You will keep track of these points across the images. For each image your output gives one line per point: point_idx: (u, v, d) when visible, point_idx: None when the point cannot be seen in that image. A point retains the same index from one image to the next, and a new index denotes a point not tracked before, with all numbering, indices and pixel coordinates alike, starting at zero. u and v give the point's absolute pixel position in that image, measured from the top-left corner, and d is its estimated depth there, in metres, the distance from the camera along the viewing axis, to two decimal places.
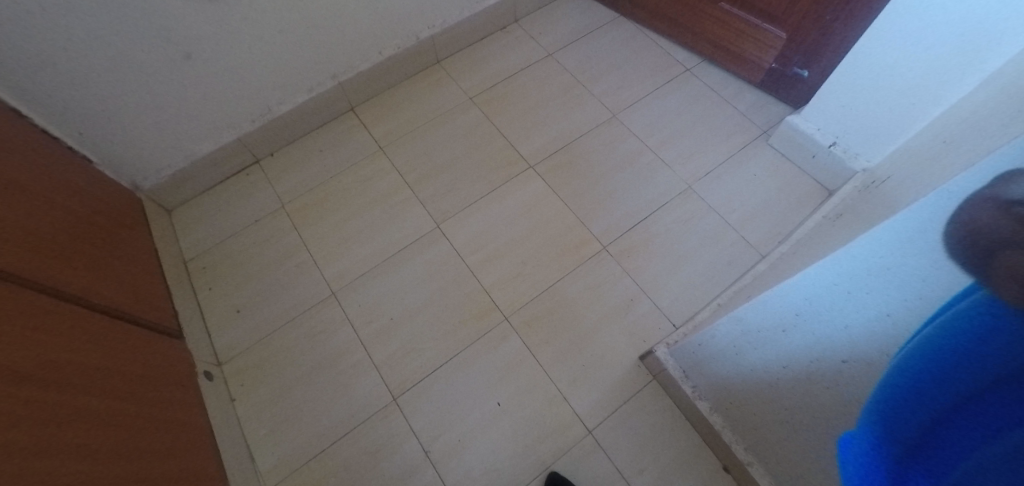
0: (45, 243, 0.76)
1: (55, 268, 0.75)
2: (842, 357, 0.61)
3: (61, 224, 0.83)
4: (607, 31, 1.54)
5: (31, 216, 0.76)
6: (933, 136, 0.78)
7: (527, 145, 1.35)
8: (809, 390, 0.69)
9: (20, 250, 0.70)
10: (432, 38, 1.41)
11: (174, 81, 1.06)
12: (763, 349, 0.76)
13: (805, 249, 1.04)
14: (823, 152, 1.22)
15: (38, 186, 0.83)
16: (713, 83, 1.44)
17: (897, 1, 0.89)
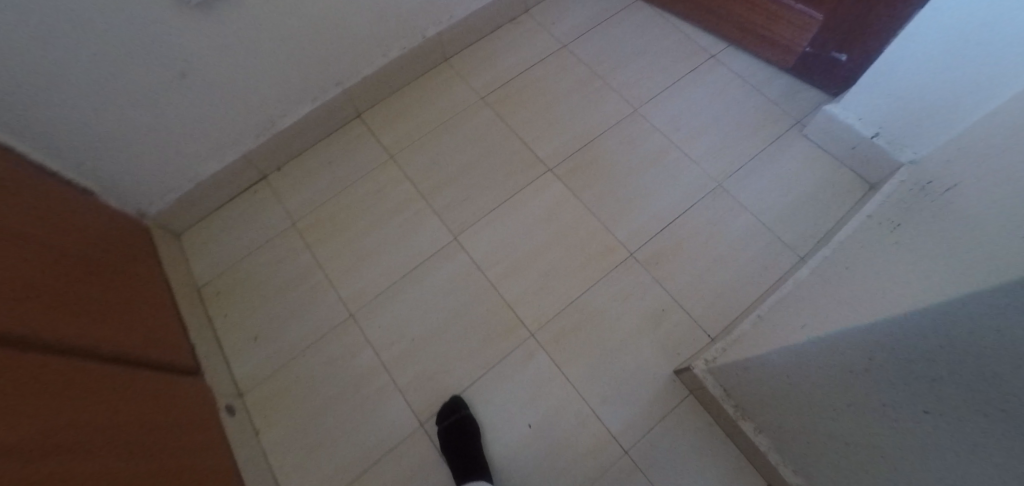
0: (55, 294, 0.72)
1: (69, 321, 0.71)
2: (914, 413, 0.51)
3: (69, 271, 0.79)
4: (623, 16, 1.44)
5: (38, 267, 0.72)
6: (996, 139, 0.71)
7: (545, 146, 1.28)
8: (870, 442, 0.60)
9: (33, 307, 0.66)
10: (439, 35, 1.33)
11: (172, 102, 1.01)
12: (819, 387, 0.68)
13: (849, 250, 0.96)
14: (865, 143, 1.13)
15: (42, 230, 0.78)
16: (740, 70, 1.35)
17: None
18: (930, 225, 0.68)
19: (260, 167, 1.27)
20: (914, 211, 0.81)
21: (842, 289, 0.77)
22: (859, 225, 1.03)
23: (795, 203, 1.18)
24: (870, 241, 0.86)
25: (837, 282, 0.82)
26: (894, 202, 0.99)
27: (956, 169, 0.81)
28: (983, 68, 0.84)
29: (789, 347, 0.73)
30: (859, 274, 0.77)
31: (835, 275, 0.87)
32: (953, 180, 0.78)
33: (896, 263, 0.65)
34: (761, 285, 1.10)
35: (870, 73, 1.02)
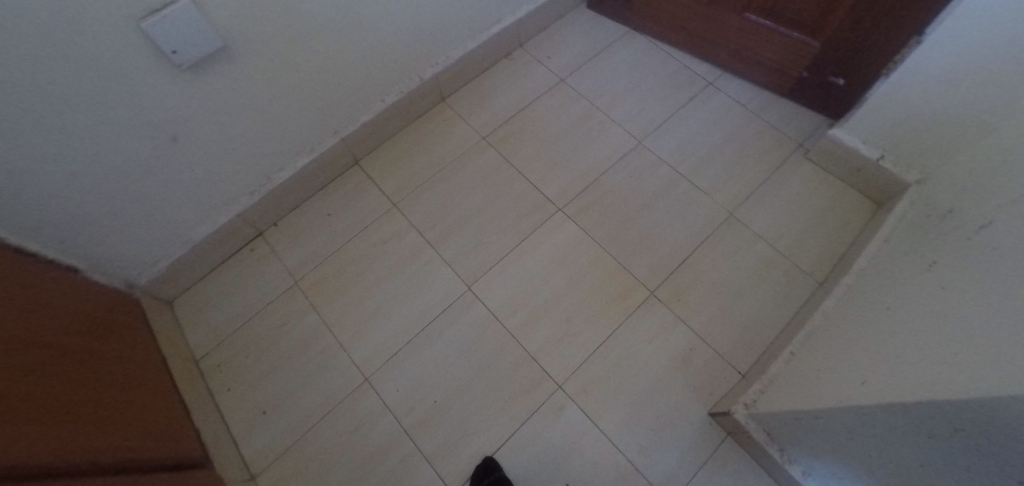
0: (66, 407, 0.66)
1: (83, 435, 0.65)
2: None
3: (73, 374, 0.72)
4: (619, 47, 1.45)
5: (46, 378, 0.66)
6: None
7: (552, 184, 1.25)
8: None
9: (50, 429, 0.59)
10: (436, 77, 1.30)
11: (164, 167, 0.95)
12: (886, 451, 0.65)
13: (873, 278, 0.94)
14: (869, 166, 1.13)
15: (42, 333, 0.71)
16: (740, 96, 1.36)
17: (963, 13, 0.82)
18: (993, 264, 0.66)
19: (257, 225, 1.20)
20: (953, 243, 0.80)
21: (890, 330, 0.76)
22: (881, 249, 1.00)
23: (811, 226, 1.16)
24: (902, 274, 0.85)
25: (884, 317, 0.80)
26: (913, 224, 0.97)
27: (981, 200, 0.82)
28: (985, 88, 0.85)
29: (844, 409, 0.70)
30: (907, 314, 0.75)
31: (870, 310, 0.85)
32: (986, 216, 0.77)
33: (963, 312, 0.64)
34: (786, 315, 1.07)
35: (878, 95, 1.03)
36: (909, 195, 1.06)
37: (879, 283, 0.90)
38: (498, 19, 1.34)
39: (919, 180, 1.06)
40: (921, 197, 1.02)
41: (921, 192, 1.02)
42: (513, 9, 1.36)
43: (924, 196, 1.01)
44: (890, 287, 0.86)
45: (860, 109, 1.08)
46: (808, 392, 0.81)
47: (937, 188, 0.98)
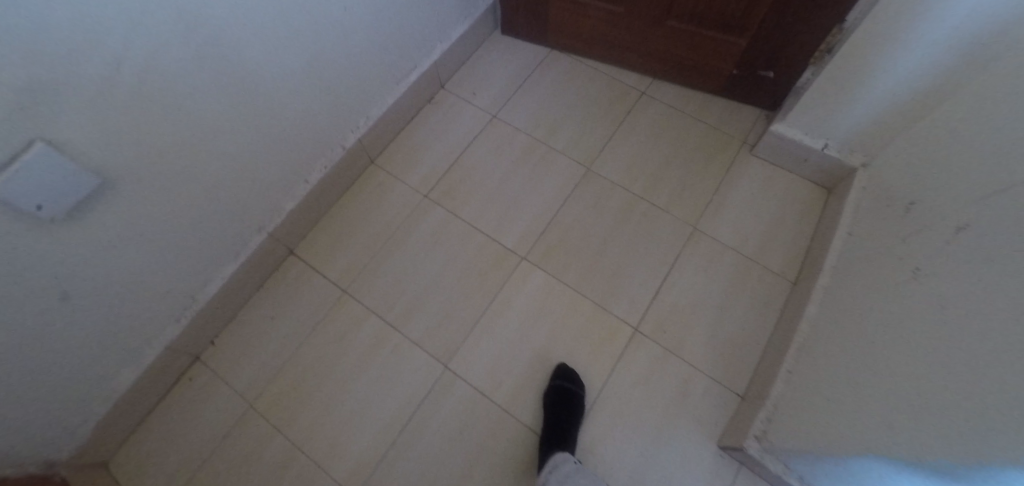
0: None
1: None
2: None
3: None
4: (545, 71, 1.39)
5: None
6: (992, 165, 0.71)
7: (509, 233, 1.17)
8: None
9: None
10: (359, 142, 1.19)
11: (62, 329, 0.80)
12: None
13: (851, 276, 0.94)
14: (816, 155, 1.15)
15: None
16: (674, 100, 1.34)
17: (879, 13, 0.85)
18: (967, 266, 0.65)
19: (190, 348, 1.06)
20: (918, 236, 0.79)
21: (881, 344, 0.74)
22: (846, 243, 1.02)
23: (773, 225, 1.17)
24: (878, 275, 0.84)
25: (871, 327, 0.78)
26: (872, 213, 0.99)
27: (937, 189, 0.82)
28: (935, 72, 0.86)
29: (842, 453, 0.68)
30: (895, 323, 0.73)
31: (856, 317, 0.84)
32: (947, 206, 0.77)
33: (948, 318, 0.63)
34: (770, 323, 1.07)
35: (817, 87, 1.04)
36: (861, 181, 1.08)
37: (857, 284, 0.89)
38: (413, 66, 1.25)
39: (864, 163, 1.09)
40: (874, 182, 1.04)
41: (875, 174, 1.04)
42: (426, 52, 1.27)
43: (878, 181, 1.02)
44: (869, 290, 0.85)
45: (802, 101, 1.09)
46: (818, 419, 0.77)
47: (889, 172, 0.99)
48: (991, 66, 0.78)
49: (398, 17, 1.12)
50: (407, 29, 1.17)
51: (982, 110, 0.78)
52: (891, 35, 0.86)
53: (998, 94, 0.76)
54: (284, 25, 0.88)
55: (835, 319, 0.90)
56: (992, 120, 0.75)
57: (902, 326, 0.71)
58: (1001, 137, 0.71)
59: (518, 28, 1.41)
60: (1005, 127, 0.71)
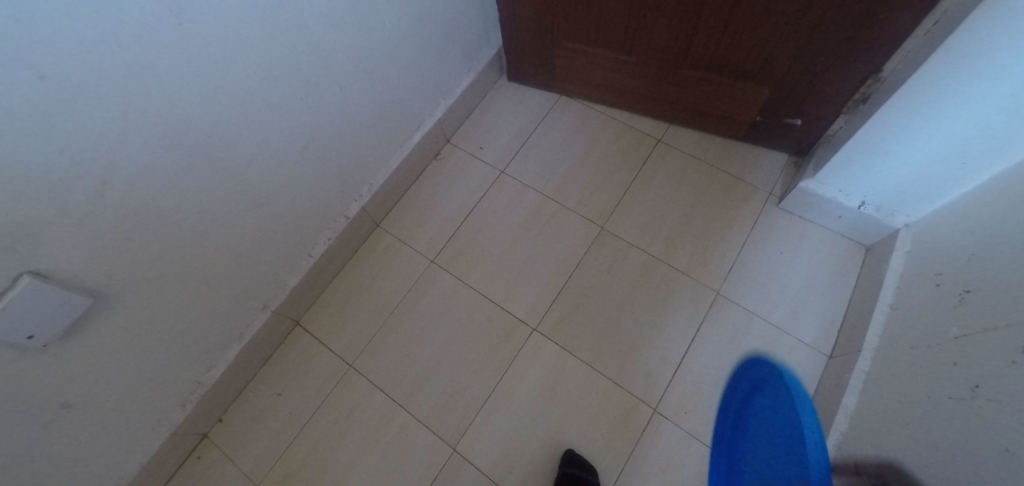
0: None
1: None
2: None
3: None
4: (554, 120, 1.33)
5: None
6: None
7: (520, 302, 1.13)
8: None
9: None
10: (364, 208, 1.17)
11: (65, 436, 0.79)
12: None
13: (892, 362, 0.85)
14: (852, 213, 1.06)
15: None
16: (693, 148, 1.26)
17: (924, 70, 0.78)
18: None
19: (197, 428, 1.04)
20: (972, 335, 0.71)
21: (933, 467, 0.65)
22: (890, 320, 0.93)
23: (805, 289, 1.09)
24: (928, 372, 0.76)
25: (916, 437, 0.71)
26: (917, 290, 0.90)
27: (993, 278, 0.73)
28: (991, 135, 0.78)
29: None
30: (948, 445, 0.65)
31: (904, 420, 0.76)
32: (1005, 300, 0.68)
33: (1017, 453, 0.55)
34: None
35: (851, 145, 0.96)
36: (904, 243, 1.00)
37: (902, 377, 0.81)
38: (416, 125, 1.22)
39: (908, 222, 1.01)
40: (921, 249, 0.95)
41: (922, 239, 0.96)
42: (430, 110, 1.23)
43: (926, 250, 0.94)
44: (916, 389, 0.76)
45: (832, 158, 1.01)
46: None
47: (939, 240, 0.91)
48: None
49: (398, 82, 1.09)
50: (408, 91, 1.13)
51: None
52: (938, 94, 0.79)
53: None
54: (280, 112, 0.86)
55: (879, 415, 0.82)
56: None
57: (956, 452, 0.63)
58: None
59: (524, 75, 1.35)
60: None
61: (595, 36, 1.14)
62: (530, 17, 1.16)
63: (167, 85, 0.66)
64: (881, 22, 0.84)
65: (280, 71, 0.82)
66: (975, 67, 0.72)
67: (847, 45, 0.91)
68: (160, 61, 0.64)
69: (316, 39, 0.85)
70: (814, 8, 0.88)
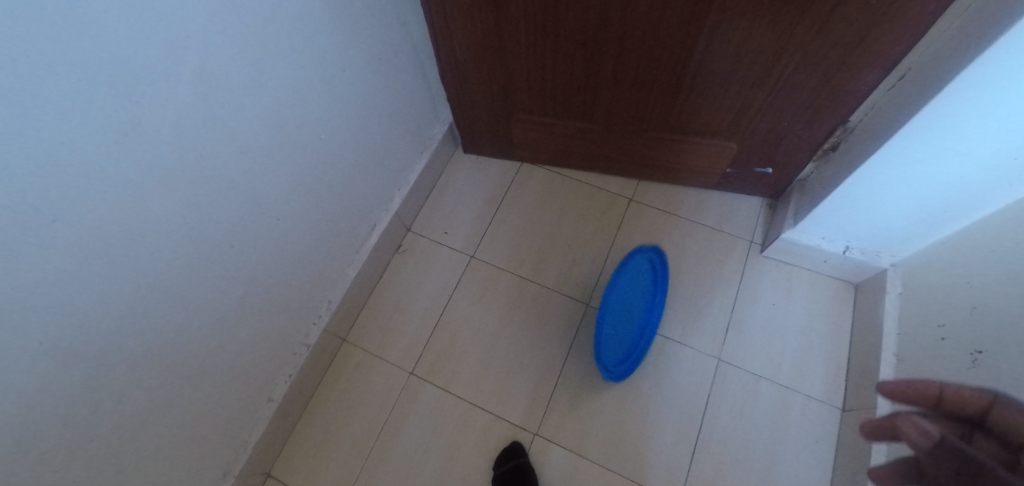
0: None
1: None
2: None
3: None
4: (518, 190, 1.25)
5: None
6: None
7: (516, 403, 1.04)
8: None
9: None
10: (327, 329, 1.04)
11: None
12: None
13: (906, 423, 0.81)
14: (837, 258, 1.04)
15: None
16: (666, 203, 1.21)
17: (905, 130, 0.75)
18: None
19: None
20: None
21: None
22: (899, 372, 0.89)
23: (803, 341, 1.06)
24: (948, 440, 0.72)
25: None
26: (917, 340, 0.87)
27: (1008, 332, 0.69)
28: (970, 187, 0.76)
29: None
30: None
31: None
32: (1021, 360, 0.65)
33: None
34: (828, 467, 0.95)
35: (834, 193, 0.93)
36: (895, 284, 0.97)
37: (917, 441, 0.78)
38: (372, 224, 1.11)
39: (895, 262, 0.98)
40: (913, 291, 0.92)
41: (913, 279, 0.93)
42: (384, 205, 1.13)
43: (920, 292, 0.90)
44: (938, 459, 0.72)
45: (814, 207, 0.98)
46: None
47: (930, 282, 0.88)
48: None
49: (346, 188, 0.99)
50: (359, 193, 1.03)
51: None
52: (920, 150, 0.76)
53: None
54: (224, 263, 0.74)
55: None
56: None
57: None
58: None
59: (480, 147, 1.26)
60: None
61: (553, 107, 1.08)
62: (479, 93, 1.09)
63: (82, 289, 0.53)
64: (848, 78, 0.83)
65: (222, 223, 0.71)
66: (951, 124, 0.70)
67: (815, 99, 0.89)
68: (72, 263, 0.51)
69: (256, 176, 0.74)
70: (778, 68, 0.85)
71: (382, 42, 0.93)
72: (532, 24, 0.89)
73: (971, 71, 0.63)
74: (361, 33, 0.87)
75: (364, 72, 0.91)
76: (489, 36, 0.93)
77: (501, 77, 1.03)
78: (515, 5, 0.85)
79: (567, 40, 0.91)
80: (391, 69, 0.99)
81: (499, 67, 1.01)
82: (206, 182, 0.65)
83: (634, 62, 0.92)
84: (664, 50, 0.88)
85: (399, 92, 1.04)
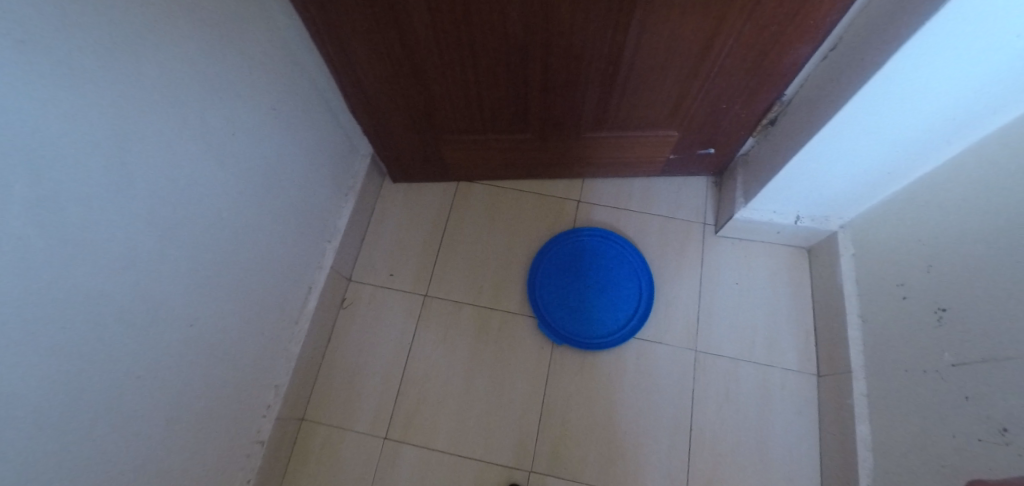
0: None
1: None
2: None
3: None
4: (460, 213, 1.16)
5: None
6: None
7: (503, 444, 0.98)
8: None
9: None
10: (279, 417, 0.93)
11: None
12: None
13: (885, 384, 0.83)
14: (789, 228, 1.05)
15: None
16: (615, 199, 1.17)
17: (842, 110, 0.74)
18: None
19: None
20: (966, 360, 0.69)
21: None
22: (866, 333, 0.90)
23: (770, 314, 1.07)
24: (927, 399, 0.74)
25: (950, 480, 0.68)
26: (882, 300, 0.88)
27: (969, 288, 0.70)
28: (912, 150, 0.76)
29: None
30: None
31: (920, 456, 0.73)
32: (985, 317, 0.67)
33: None
34: (814, 434, 0.97)
35: (781, 173, 0.92)
36: (847, 246, 0.99)
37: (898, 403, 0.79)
38: (307, 287, 0.99)
39: (844, 223, 1.00)
40: (867, 251, 0.93)
41: (863, 240, 0.95)
42: (317, 262, 1.01)
43: (874, 252, 0.91)
44: (921, 418, 0.74)
45: (762, 187, 0.97)
46: None
47: (882, 242, 0.89)
48: (988, 129, 0.69)
49: (268, 259, 0.86)
50: (284, 259, 0.91)
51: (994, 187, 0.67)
52: (859, 124, 0.76)
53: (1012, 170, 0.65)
54: (134, 399, 0.60)
55: (894, 450, 0.79)
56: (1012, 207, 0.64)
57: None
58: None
59: (412, 174, 1.16)
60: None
61: (483, 124, 1.00)
62: (399, 121, 0.98)
63: None
64: (779, 56, 0.81)
65: (124, 358, 0.57)
66: (890, 98, 0.69)
67: (748, 80, 0.87)
68: None
69: (159, 287, 0.61)
70: (710, 55, 0.82)
71: (282, 88, 0.80)
72: (445, 42, 0.79)
73: (908, 47, 0.61)
74: (257, 86, 0.73)
75: (267, 128, 0.79)
76: (400, 60, 0.83)
77: (420, 102, 0.93)
78: (422, 25, 0.76)
79: (487, 54, 0.82)
80: (298, 114, 0.86)
81: (417, 92, 0.90)
82: (88, 321, 0.51)
83: (562, 67, 0.85)
84: (591, 51, 0.82)
85: (312, 137, 0.92)
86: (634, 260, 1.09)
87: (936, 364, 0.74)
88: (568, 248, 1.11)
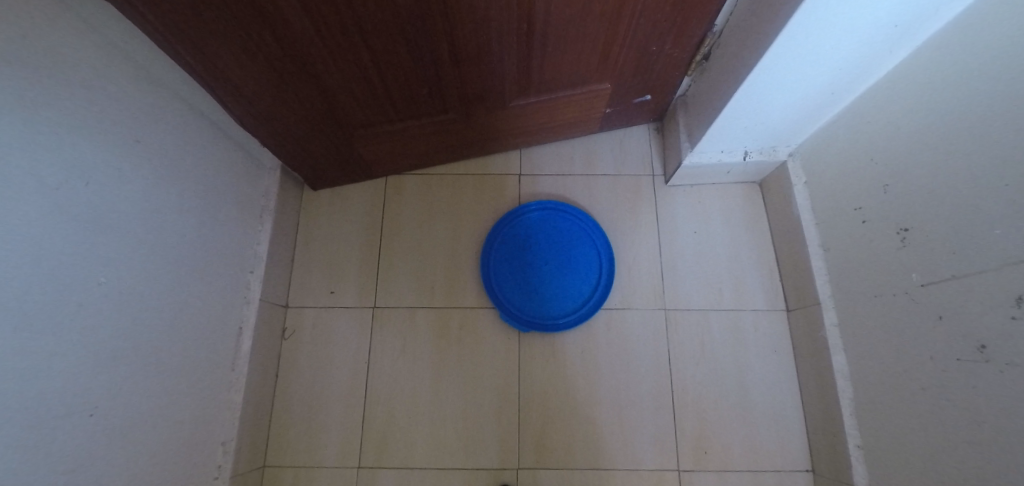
0: None
1: None
2: None
3: None
4: (395, 212, 1.07)
5: None
6: (1007, 189, 0.57)
7: (485, 447, 0.93)
8: None
9: None
10: (235, 475, 0.85)
11: None
12: None
13: (853, 311, 0.81)
14: (738, 166, 1.00)
15: None
16: (557, 166, 1.09)
17: (779, 41, 0.67)
18: None
19: None
20: (934, 279, 0.66)
21: (951, 436, 0.64)
22: (830, 262, 0.88)
23: (732, 257, 1.03)
24: (895, 322, 0.73)
25: (931, 402, 0.67)
26: (840, 227, 0.84)
27: (928, 205, 0.67)
28: (852, 65, 0.72)
29: None
30: (989, 418, 0.59)
31: (896, 380, 0.73)
32: (943, 231, 0.65)
33: None
34: (791, 368, 0.96)
35: (722, 115, 0.86)
36: (799, 174, 0.95)
37: (869, 329, 0.78)
38: (238, 329, 0.88)
39: (792, 150, 0.96)
40: (819, 176, 0.90)
41: (813, 165, 0.91)
42: (242, 299, 0.90)
43: (826, 178, 0.87)
44: (893, 343, 0.73)
45: (706, 130, 0.91)
46: None
47: (833, 165, 0.85)
48: (926, 29, 0.65)
49: (181, 312, 0.75)
50: (202, 307, 0.79)
51: (946, 92, 0.63)
52: (798, 51, 0.69)
53: (963, 68, 0.61)
54: None
55: (870, 378, 0.78)
56: (966, 111, 0.61)
57: (999, 428, 0.58)
58: (1013, 143, 0.56)
59: (332, 178, 1.04)
60: (1001, 120, 0.57)
61: (398, 111, 0.88)
62: (300, 124, 0.86)
63: None
64: None
65: None
66: (829, 16, 0.63)
67: (674, 18, 0.79)
68: None
69: (13, 394, 0.49)
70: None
71: (145, 114, 0.66)
72: (327, 31, 0.67)
73: None
74: (102, 116, 0.60)
75: (139, 167, 0.65)
76: (282, 60, 0.70)
77: (318, 101, 0.81)
78: (295, 17, 0.63)
79: (380, 36, 0.70)
80: (178, 140, 0.73)
81: (311, 90, 0.78)
82: None
83: (472, 37, 0.75)
84: (499, 14, 0.72)
85: (206, 163, 0.79)
86: (586, 225, 1.03)
87: (900, 285, 0.72)
88: (515, 226, 1.03)
